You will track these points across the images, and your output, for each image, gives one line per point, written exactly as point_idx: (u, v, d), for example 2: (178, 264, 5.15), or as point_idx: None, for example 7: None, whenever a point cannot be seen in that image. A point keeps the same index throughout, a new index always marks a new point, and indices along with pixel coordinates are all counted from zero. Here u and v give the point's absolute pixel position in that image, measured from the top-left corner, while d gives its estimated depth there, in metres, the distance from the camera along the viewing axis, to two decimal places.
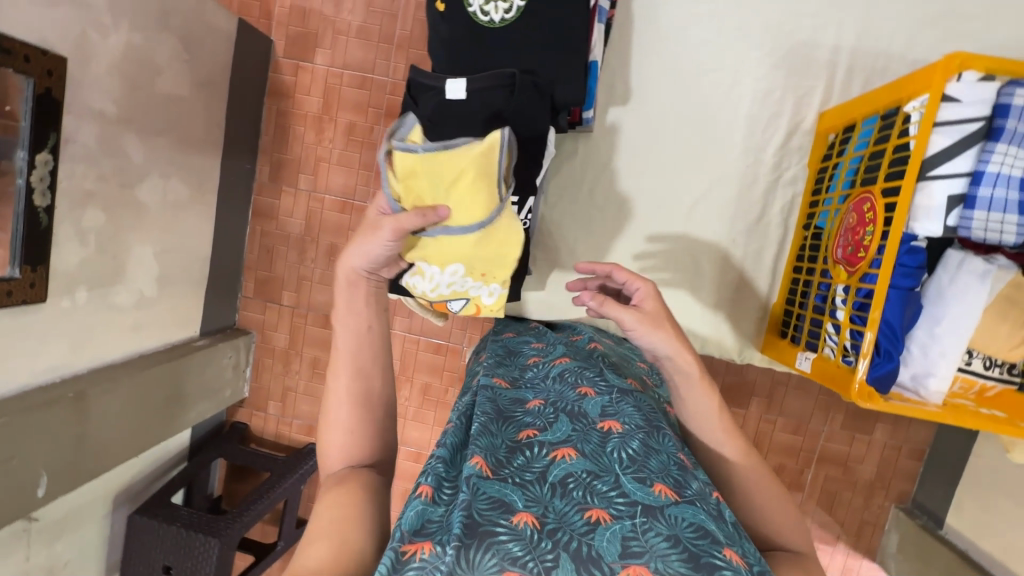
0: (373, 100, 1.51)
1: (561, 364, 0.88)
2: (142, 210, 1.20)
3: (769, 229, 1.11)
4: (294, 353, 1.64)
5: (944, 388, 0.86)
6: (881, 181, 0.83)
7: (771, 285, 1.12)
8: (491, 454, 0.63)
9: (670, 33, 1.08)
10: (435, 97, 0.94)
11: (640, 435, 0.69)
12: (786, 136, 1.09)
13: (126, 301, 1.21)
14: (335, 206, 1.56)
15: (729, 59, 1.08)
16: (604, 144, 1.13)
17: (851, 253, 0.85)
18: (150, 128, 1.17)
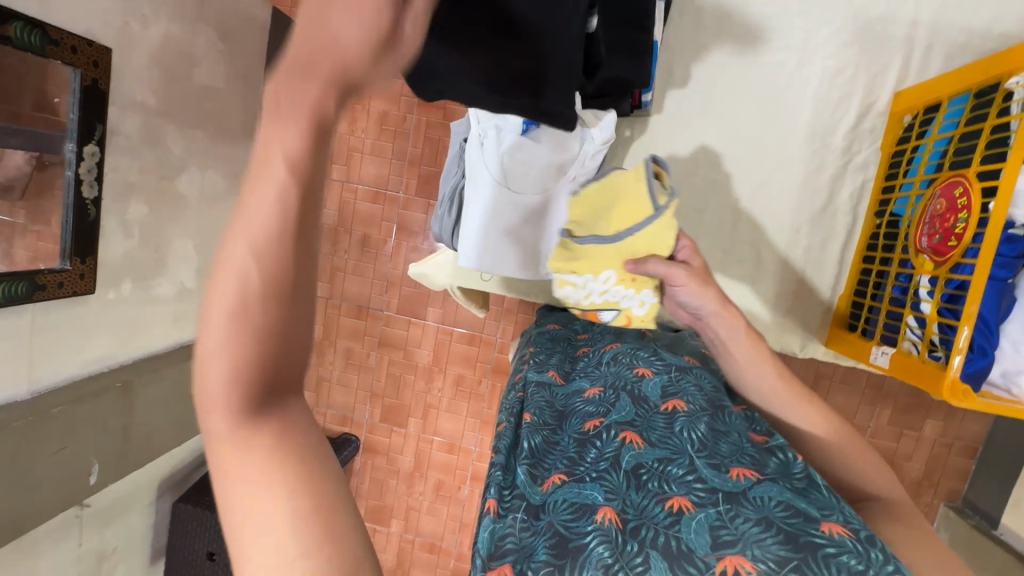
0: (407, 88, 1.49)
1: (613, 348, 0.87)
2: (182, 202, 1.20)
3: (836, 217, 1.06)
4: (328, 344, 1.64)
5: None
6: (976, 164, 0.78)
7: (838, 275, 1.08)
8: (563, 462, 0.65)
9: (735, 10, 1.03)
10: None
11: (706, 415, 0.68)
12: (857, 119, 1.03)
13: (168, 292, 1.22)
14: (368, 196, 1.55)
15: (798, 37, 1.02)
16: (659, 129, 1.08)
17: (939, 242, 0.80)
18: (189, 119, 1.17)
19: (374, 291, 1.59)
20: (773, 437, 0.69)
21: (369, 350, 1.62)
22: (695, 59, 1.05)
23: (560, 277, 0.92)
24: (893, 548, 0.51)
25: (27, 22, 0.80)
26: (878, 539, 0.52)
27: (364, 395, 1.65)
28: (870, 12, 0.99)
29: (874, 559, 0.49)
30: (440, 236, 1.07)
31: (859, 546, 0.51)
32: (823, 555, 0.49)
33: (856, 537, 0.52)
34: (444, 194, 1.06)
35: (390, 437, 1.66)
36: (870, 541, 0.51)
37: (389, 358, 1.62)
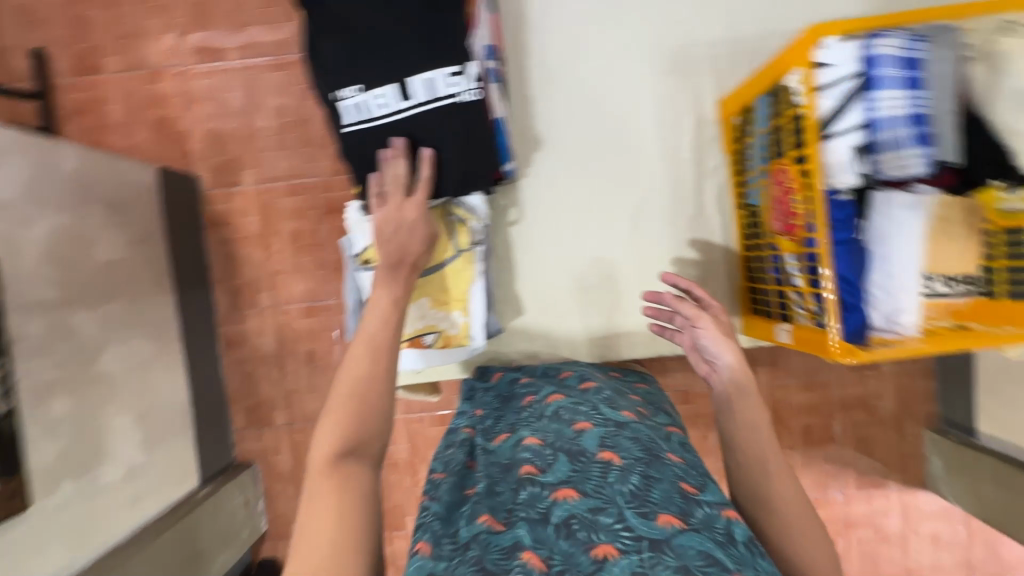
0: (311, 202, 1.53)
1: (555, 402, 0.89)
2: (109, 380, 1.17)
3: (709, 219, 1.15)
4: (303, 470, 1.59)
5: (915, 319, 0.86)
6: (790, 153, 0.88)
7: (731, 265, 1.16)
8: (499, 509, 0.69)
9: (563, 70, 1.12)
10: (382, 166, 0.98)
11: (638, 468, 0.71)
12: (698, 130, 1.14)
13: (116, 476, 1.16)
14: (303, 313, 1.56)
15: (625, 78, 1.12)
16: (533, 188, 1.15)
17: (789, 222, 0.90)
18: (98, 298, 1.16)
19: None
20: (703, 490, 0.70)
21: None
22: (541, 120, 1.13)
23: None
24: None
25: None
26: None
27: None
28: (677, 39, 1.11)
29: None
30: (357, 346, 1.09)
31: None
32: None
33: None
34: (349, 300, 1.10)
35: (392, 543, 1.59)
36: None
37: None
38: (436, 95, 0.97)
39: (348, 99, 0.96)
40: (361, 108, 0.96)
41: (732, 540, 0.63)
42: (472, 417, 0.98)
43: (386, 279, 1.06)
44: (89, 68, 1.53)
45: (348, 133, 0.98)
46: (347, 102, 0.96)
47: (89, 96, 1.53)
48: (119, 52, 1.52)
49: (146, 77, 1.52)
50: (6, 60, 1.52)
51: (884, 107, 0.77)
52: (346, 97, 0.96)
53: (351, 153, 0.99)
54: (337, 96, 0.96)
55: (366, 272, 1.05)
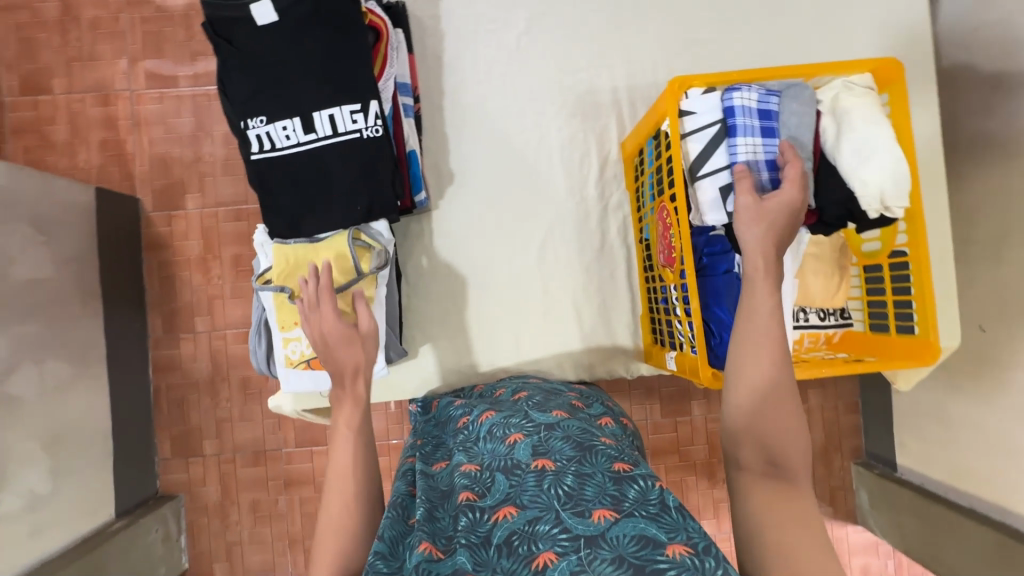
0: (253, 228, 1.54)
1: (488, 419, 0.83)
2: (18, 403, 1.12)
3: (613, 252, 1.19)
4: (230, 503, 1.53)
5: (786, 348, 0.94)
6: (667, 191, 0.93)
7: (633, 298, 1.19)
8: (440, 536, 0.65)
9: (473, 109, 1.18)
10: (290, 192, 1.02)
11: (573, 467, 0.67)
12: (601, 169, 1.19)
13: (15, 507, 1.10)
14: (240, 339, 1.53)
15: (531, 118, 1.18)
16: (443, 219, 1.17)
17: (668, 255, 0.94)
18: (12, 317, 1.13)
19: (268, 432, 1.53)
20: (636, 465, 0.68)
21: (276, 496, 1.53)
22: (452, 154, 1.17)
23: (284, 335, 1.03)
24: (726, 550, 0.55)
25: None
26: (714, 547, 0.55)
27: (283, 546, 1.53)
28: (584, 85, 1.18)
29: (707, 568, 0.53)
30: (260, 368, 1.07)
31: (696, 561, 0.54)
32: None
33: (696, 556, 0.55)
34: (256, 327, 1.07)
35: None
36: (704, 551, 0.54)
37: (301, 498, 1.53)
38: (339, 130, 1.01)
39: (255, 130, 1.00)
40: (267, 138, 1.00)
41: (666, 508, 0.61)
42: (413, 447, 0.92)
43: (284, 299, 1.02)
44: (36, 89, 1.53)
45: (257, 161, 1.02)
46: (252, 133, 1.00)
47: (33, 116, 1.53)
48: (67, 74, 1.53)
49: (93, 100, 1.53)
50: None
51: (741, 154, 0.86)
52: (254, 128, 1.01)
53: (257, 180, 1.02)
54: (246, 126, 1.01)
55: (264, 292, 1.03)
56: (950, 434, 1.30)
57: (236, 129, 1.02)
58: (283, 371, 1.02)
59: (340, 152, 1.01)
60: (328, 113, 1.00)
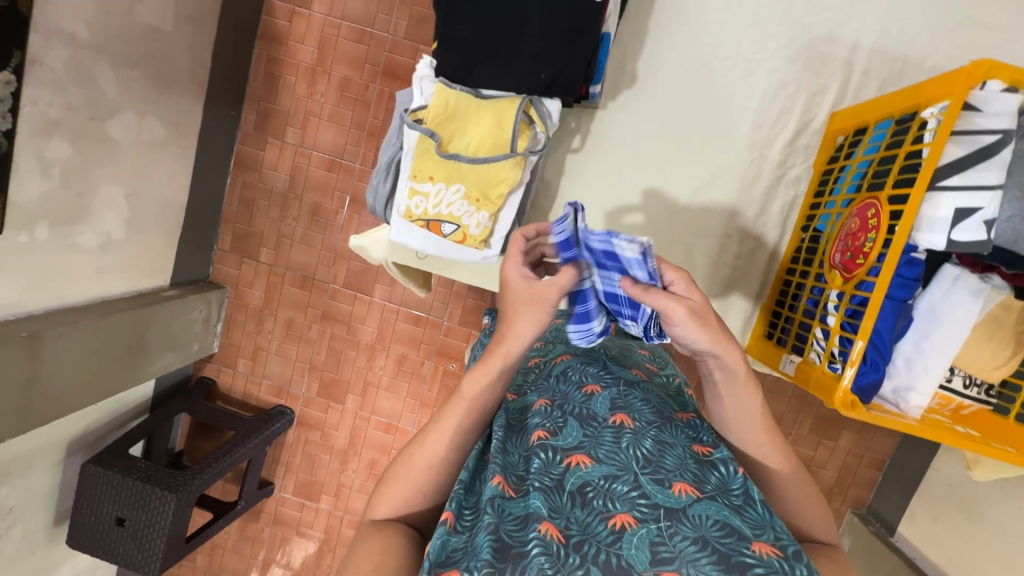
0: (371, 56, 1.44)
1: (563, 361, 0.78)
2: (113, 146, 1.12)
3: (767, 227, 1.07)
4: (269, 313, 1.59)
5: (923, 403, 0.85)
6: (888, 187, 0.80)
7: (763, 283, 1.09)
8: (511, 472, 0.61)
9: (676, 13, 1.02)
10: (476, 27, 0.89)
11: (652, 432, 0.63)
12: (794, 135, 1.04)
13: (89, 242, 1.14)
14: (323, 165, 1.50)
15: (744, 48, 1.02)
16: (606, 123, 1.06)
17: (849, 258, 0.82)
18: (127, 59, 1.09)
19: (321, 263, 1.55)
20: (718, 450, 0.64)
21: (311, 322, 1.58)
22: (644, 58, 1.03)
23: (412, 184, 0.96)
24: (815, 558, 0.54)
25: None
26: (803, 554, 0.54)
27: (302, 368, 1.61)
28: (814, 31, 1.00)
29: (799, 574, 0.52)
30: (374, 207, 1.03)
31: (787, 564, 0.52)
32: (753, 573, 0.51)
33: (783, 556, 0.53)
34: (383, 162, 1.02)
35: (326, 412, 1.63)
36: (796, 556, 0.53)
37: (331, 333, 1.59)
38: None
39: None
40: None
41: (751, 500, 0.59)
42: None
43: (429, 146, 0.94)
44: None
45: None
46: None
47: None
48: None
49: None
50: None
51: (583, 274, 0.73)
52: None
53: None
54: None
55: (410, 131, 0.95)
56: (970, 527, 1.26)
57: None
58: (398, 220, 0.99)
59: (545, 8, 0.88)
60: None
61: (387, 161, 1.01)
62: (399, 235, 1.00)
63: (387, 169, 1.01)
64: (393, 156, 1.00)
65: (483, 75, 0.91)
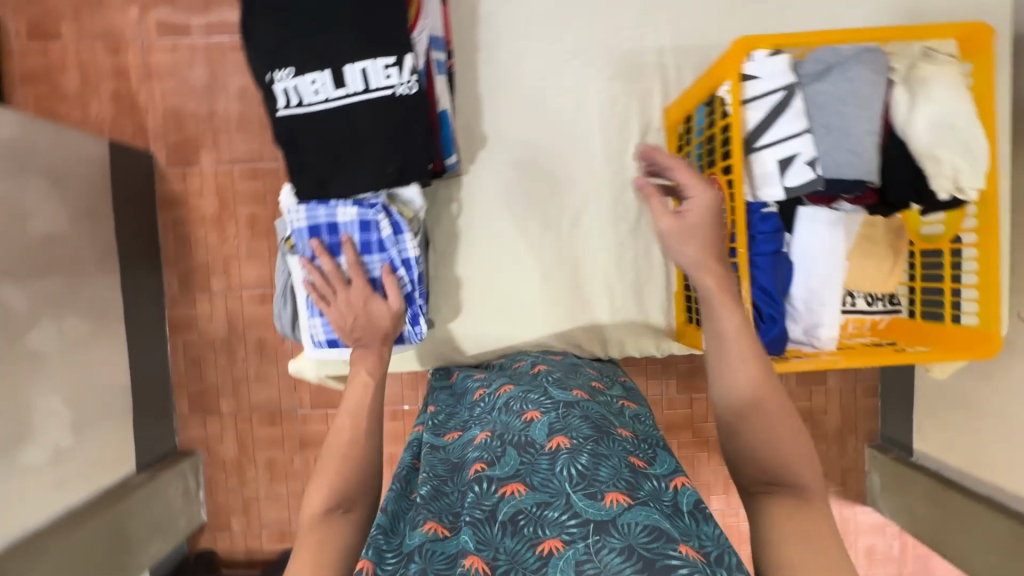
0: (269, 187, 1.50)
1: (506, 393, 0.81)
2: (38, 357, 1.12)
3: (650, 225, 1.06)
4: (247, 460, 1.55)
5: (834, 333, 0.93)
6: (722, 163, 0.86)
7: (668, 275, 1.07)
8: (447, 513, 0.65)
9: (497, 66, 1.01)
10: (316, 153, 0.85)
11: (589, 447, 0.64)
12: (642, 136, 1.05)
13: (39, 459, 1.12)
14: (256, 300, 1.52)
15: (569, 75, 1.02)
16: (473, 184, 1.03)
17: (719, 233, 0.87)
18: (30, 272, 1.11)
19: (283, 394, 1.54)
20: (653, 466, 0.66)
21: (292, 454, 1.55)
22: (487, 115, 1.02)
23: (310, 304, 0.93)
24: (739, 559, 0.55)
25: None
26: (727, 558, 0.54)
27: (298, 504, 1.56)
28: None
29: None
30: (282, 332, 0.98)
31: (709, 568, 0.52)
32: (673, 567, 0.49)
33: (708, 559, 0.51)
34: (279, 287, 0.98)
35: None
36: (717, 560, 0.54)
37: (315, 457, 1.56)
38: (371, 87, 0.83)
39: (280, 85, 0.82)
40: (291, 94, 0.83)
41: (680, 510, 0.60)
42: (425, 414, 0.90)
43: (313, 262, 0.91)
44: (44, 34, 1.47)
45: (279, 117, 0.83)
46: (277, 89, 0.82)
47: (41, 63, 1.48)
48: (76, 20, 1.47)
49: (103, 49, 1.48)
50: None
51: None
52: (279, 81, 0.82)
53: (281, 138, 0.84)
54: (271, 78, 0.83)
55: (294, 257, 0.92)
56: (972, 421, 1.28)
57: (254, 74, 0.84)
58: (306, 340, 0.94)
59: (372, 115, 0.83)
60: (362, 67, 0.82)
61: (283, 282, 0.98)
62: (316, 352, 0.94)
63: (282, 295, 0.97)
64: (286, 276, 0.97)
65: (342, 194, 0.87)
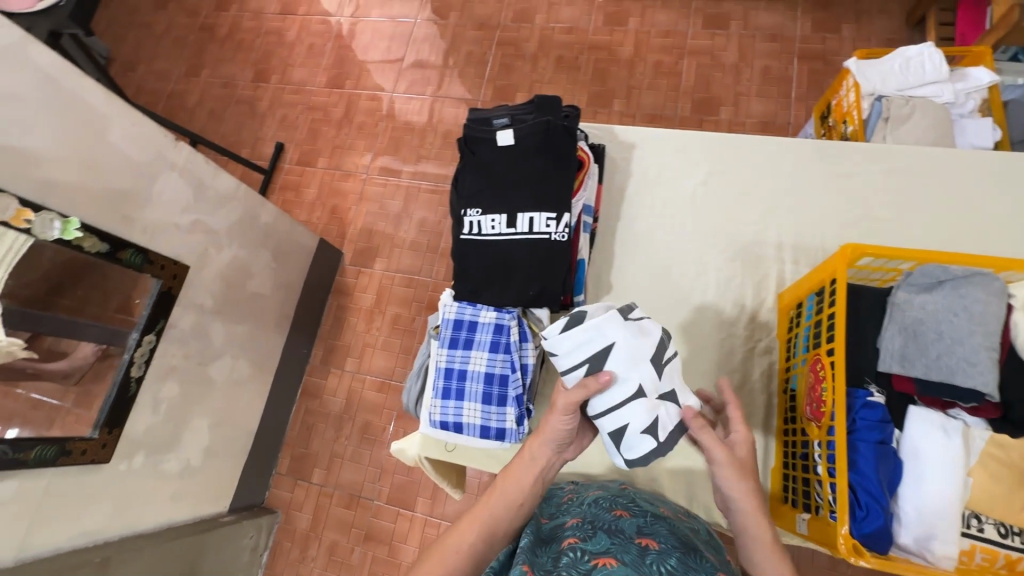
0: (417, 295, 1.78)
1: (596, 493, 0.81)
2: (209, 384, 1.38)
3: (753, 396, 1.02)
4: (314, 536, 1.61)
5: (952, 552, 0.72)
6: (825, 344, 0.81)
7: (766, 450, 0.99)
8: (538, 568, 0.62)
9: (630, 236, 1.13)
10: (478, 269, 1.03)
11: (678, 553, 0.64)
12: (753, 314, 1.05)
13: (172, 469, 1.31)
14: (374, 386, 1.72)
15: (692, 251, 1.10)
16: None
17: (816, 408, 0.79)
18: (234, 317, 1.43)
19: (367, 479, 1.63)
20: None
21: (354, 544, 1.57)
22: (617, 271, 1.12)
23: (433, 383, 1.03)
24: None
25: (137, 249, 1.12)
26: None
27: None
28: None
29: None
30: (408, 406, 1.08)
31: None
32: None
33: None
34: (417, 366, 1.10)
35: None
36: None
37: (373, 555, 1.56)
38: (533, 231, 1.01)
39: (469, 219, 1.05)
40: (476, 227, 1.04)
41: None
42: None
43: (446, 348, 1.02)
44: (307, 162, 2.06)
45: (460, 241, 1.06)
46: (465, 221, 1.05)
47: (297, 180, 2.05)
48: (330, 156, 2.05)
49: (340, 176, 2.01)
50: (260, 145, 2.13)
51: (465, 410, 0.99)
52: (468, 216, 1.05)
53: (458, 256, 1.06)
54: (463, 213, 1.06)
55: (435, 342, 1.06)
56: None
57: (455, 207, 1.08)
58: (424, 417, 1.02)
59: (525, 250, 1.01)
60: (530, 216, 1.01)
61: (420, 364, 1.10)
62: (430, 430, 1.01)
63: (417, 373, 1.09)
64: (425, 360, 1.09)
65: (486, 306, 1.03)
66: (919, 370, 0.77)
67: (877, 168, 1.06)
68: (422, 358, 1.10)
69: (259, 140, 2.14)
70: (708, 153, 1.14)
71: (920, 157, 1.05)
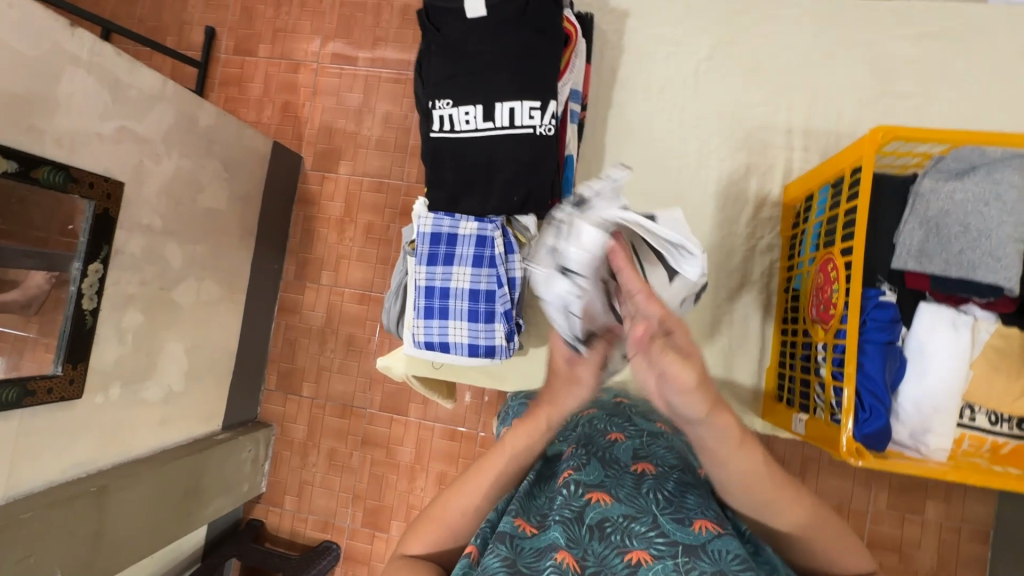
0: (389, 201, 1.66)
1: (588, 412, 0.80)
2: (175, 309, 1.30)
3: (752, 294, 0.99)
4: (313, 444, 1.65)
5: (945, 445, 0.77)
6: (839, 242, 0.75)
7: (762, 349, 0.99)
8: (533, 512, 0.61)
9: (624, 126, 1.02)
10: (456, 173, 0.93)
11: (675, 476, 0.64)
12: (756, 209, 0.99)
13: (153, 396, 1.28)
14: (354, 299, 1.66)
15: (694, 144, 1.00)
16: None
17: (823, 311, 0.77)
18: (190, 237, 1.31)
19: (358, 390, 1.63)
20: (740, 497, 0.62)
21: (352, 450, 1.62)
22: (609, 166, 1.02)
23: (413, 302, 0.97)
24: None
25: (54, 166, 0.97)
26: None
27: (346, 498, 1.62)
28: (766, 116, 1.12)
29: None
30: (389, 326, 1.04)
31: None
32: None
33: None
34: (394, 285, 1.03)
35: (372, 542, 1.59)
36: None
37: (372, 457, 1.61)
38: (515, 125, 0.89)
39: (440, 113, 0.92)
40: (450, 123, 0.92)
41: (770, 547, 0.56)
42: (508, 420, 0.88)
43: (422, 264, 0.95)
44: (246, 50, 1.79)
45: (431, 140, 0.93)
46: (436, 117, 0.92)
47: (238, 73, 1.79)
48: (272, 42, 1.77)
49: (287, 66, 1.76)
50: (187, 31, 1.82)
51: (450, 329, 0.95)
52: (439, 109, 0.92)
53: (429, 157, 0.94)
54: (433, 106, 0.93)
55: (412, 260, 0.98)
56: None
57: (422, 101, 0.94)
58: (407, 339, 0.98)
59: (507, 149, 0.89)
60: (511, 106, 0.88)
61: (397, 283, 1.03)
62: (414, 350, 0.97)
63: (396, 293, 1.02)
64: (402, 278, 1.02)
65: (466, 213, 0.94)
66: (936, 266, 0.74)
67: (901, 34, 0.94)
68: (399, 277, 1.03)
69: (184, 25, 1.82)
70: (713, 23, 0.99)
71: (951, 19, 0.92)
